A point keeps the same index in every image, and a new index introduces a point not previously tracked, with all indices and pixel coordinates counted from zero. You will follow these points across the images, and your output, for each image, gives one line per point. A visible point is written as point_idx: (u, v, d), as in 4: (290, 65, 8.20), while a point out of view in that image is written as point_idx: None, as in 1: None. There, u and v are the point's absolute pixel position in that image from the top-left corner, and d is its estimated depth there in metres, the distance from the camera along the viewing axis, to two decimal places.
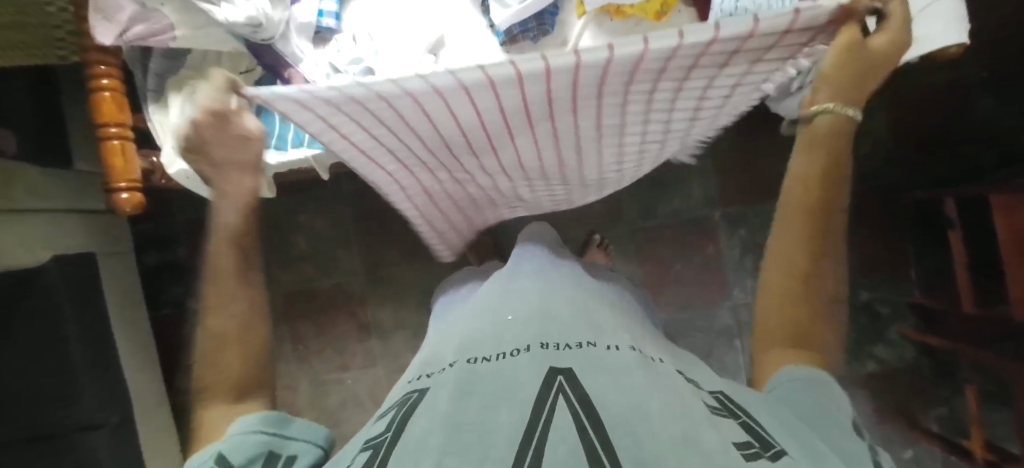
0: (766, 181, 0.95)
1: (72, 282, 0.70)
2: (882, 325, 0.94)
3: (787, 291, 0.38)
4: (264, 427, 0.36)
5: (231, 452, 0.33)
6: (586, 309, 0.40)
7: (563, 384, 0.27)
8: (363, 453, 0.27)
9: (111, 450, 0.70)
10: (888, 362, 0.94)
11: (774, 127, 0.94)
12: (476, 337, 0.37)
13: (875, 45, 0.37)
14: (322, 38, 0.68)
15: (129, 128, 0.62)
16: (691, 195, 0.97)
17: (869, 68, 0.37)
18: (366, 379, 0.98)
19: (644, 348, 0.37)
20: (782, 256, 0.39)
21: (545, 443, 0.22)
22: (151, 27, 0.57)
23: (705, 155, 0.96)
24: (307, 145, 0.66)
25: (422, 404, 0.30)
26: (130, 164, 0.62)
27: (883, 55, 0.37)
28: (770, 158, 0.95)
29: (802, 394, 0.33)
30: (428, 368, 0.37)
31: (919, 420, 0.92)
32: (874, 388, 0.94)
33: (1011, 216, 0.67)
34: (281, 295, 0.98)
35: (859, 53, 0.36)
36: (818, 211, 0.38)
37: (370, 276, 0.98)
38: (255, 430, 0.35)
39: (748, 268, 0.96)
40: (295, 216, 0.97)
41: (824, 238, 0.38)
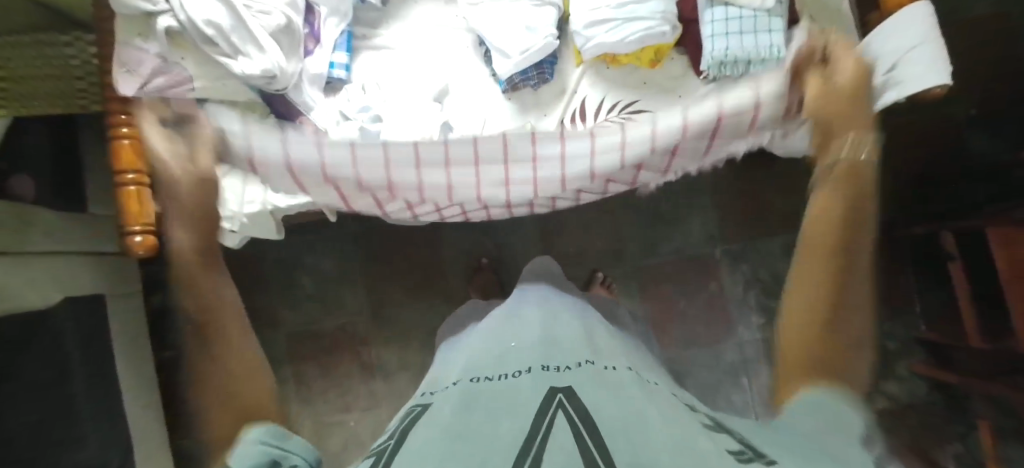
0: (764, 218, 0.97)
1: (80, 321, 0.73)
2: (890, 360, 0.93)
3: (806, 319, 0.36)
4: (265, 439, 0.35)
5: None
6: (587, 334, 0.41)
7: (563, 399, 0.27)
8: (368, 462, 0.28)
9: None
10: (900, 398, 0.92)
11: (769, 164, 0.97)
12: (479, 359, 0.37)
13: (842, 76, 0.45)
14: (333, 87, 0.71)
15: (145, 175, 0.59)
16: (691, 232, 0.98)
17: (838, 93, 0.44)
18: (369, 421, 0.97)
19: (642, 369, 0.38)
20: (807, 289, 0.37)
21: (543, 454, 0.23)
22: (171, 79, 0.60)
23: (704, 193, 0.98)
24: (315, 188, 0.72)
25: (425, 416, 0.30)
26: (146, 208, 0.59)
27: (854, 83, 0.45)
28: (767, 194, 0.97)
29: (815, 409, 0.34)
30: (430, 389, 0.37)
31: (937, 460, 0.89)
32: (888, 427, 0.92)
33: (1012, 247, 0.68)
34: (287, 336, 0.98)
35: (826, 85, 0.45)
36: (844, 230, 0.38)
37: (374, 316, 0.99)
38: (255, 441, 0.34)
39: (751, 303, 0.97)
40: (302, 257, 0.99)
41: (852, 254, 0.37)
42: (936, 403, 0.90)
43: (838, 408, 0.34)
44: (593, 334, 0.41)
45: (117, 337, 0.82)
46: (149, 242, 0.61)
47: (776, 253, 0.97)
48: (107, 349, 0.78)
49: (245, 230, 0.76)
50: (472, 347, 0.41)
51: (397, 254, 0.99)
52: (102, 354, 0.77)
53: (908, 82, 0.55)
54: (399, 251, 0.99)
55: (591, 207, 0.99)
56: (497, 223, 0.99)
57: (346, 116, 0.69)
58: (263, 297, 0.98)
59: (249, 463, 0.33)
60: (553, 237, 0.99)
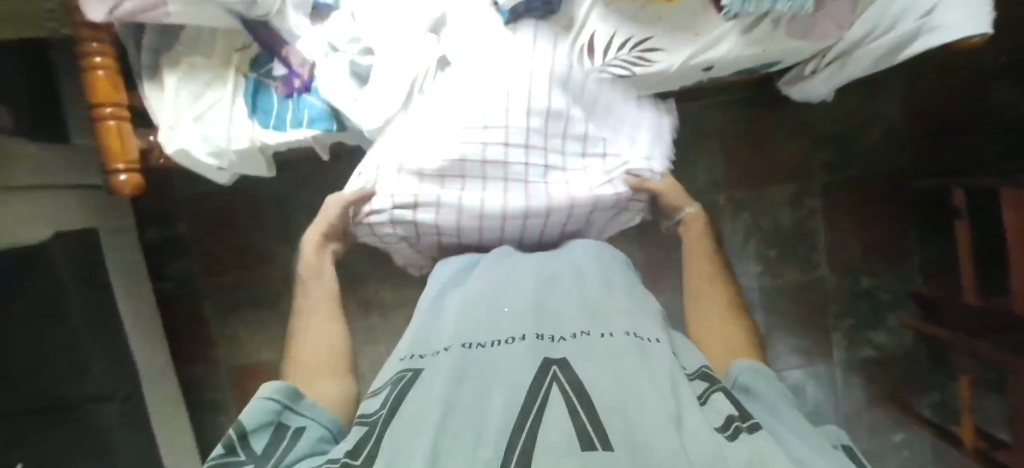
0: (773, 167, 0.95)
1: (75, 257, 0.72)
2: (881, 310, 0.94)
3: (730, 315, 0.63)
4: (277, 397, 0.42)
5: (248, 419, 0.40)
6: (584, 289, 0.36)
7: (557, 372, 0.26)
8: (362, 432, 0.28)
9: (120, 420, 0.73)
10: (886, 347, 0.94)
11: (782, 108, 0.93)
12: (467, 320, 0.33)
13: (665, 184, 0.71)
14: (319, 14, 0.67)
15: (125, 108, 0.63)
16: (696, 178, 0.95)
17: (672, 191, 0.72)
18: (368, 355, 1.00)
19: (637, 321, 0.34)
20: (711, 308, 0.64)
21: (536, 431, 0.22)
22: (142, 3, 0.55)
23: (713, 138, 0.94)
24: (307, 125, 0.68)
25: (416, 385, 0.28)
26: (127, 145, 0.64)
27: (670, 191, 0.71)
28: (777, 140, 0.94)
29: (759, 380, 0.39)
30: (418, 345, 0.34)
31: (912, 405, 0.92)
32: (870, 373, 0.94)
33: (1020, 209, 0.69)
34: (283, 273, 0.98)
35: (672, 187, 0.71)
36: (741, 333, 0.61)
37: (371, 255, 0.99)
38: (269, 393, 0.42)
39: (752, 251, 0.95)
40: (296, 194, 0.96)
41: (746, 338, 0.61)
42: (919, 353, 0.92)
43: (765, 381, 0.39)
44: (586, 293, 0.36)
45: (112, 273, 0.82)
46: (134, 181, 0.65)
47: (781, 202, 0.95)
48: (103, 284, 0.78)
49: (234, 167, 0.72)
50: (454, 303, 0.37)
51: None
52: (100, 289, 0.77)
53: (947, 28, 0.54)
54: None
55: None
56: None
57: (335, 47, 0.66)
58: (258, 234, 0.97)
59: (260, 412, 0.40)
60: None
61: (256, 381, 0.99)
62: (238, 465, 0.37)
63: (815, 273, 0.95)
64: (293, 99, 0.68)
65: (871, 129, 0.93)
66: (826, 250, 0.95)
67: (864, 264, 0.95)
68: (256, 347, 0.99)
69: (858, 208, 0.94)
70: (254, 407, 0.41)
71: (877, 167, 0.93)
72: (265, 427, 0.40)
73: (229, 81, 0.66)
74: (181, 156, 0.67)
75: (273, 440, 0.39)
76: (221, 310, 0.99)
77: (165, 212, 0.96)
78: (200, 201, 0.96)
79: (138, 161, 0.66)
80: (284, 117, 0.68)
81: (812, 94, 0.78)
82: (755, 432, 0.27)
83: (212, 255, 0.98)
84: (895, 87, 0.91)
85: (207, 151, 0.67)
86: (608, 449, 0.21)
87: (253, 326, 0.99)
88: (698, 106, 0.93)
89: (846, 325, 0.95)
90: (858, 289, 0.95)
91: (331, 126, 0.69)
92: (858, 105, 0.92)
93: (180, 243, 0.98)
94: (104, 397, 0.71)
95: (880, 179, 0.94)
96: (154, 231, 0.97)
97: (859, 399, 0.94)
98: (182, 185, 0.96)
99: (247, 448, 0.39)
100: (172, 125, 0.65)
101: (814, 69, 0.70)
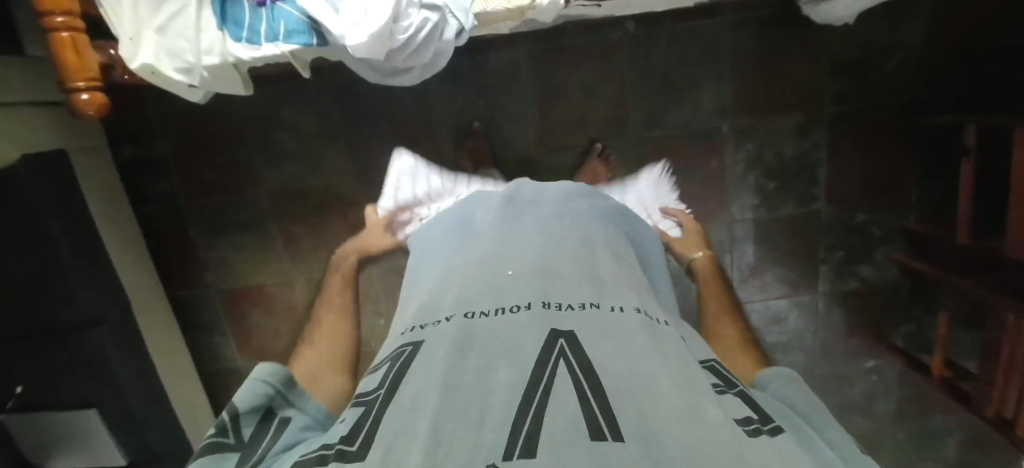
0: (784, 94, 0.89)
1: (46, 180, 0.70)
2: (872, 246, 0.95)
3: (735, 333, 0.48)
4: (269, 379, 0.35)
5: (237, 398, 0.33)
6: (593, 260, 0.37)
7: (564, 347, 0.27)
8: (359, 412, 0.28)
9: (116, 343, 0.76)
10: (869, 281, 0.96)
11: (799, 27, 0.86)
12: (471, 285, 0.34)
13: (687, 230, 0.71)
14: None
15: (78, 17, 0.56)
16: (702, 104, 0.90)
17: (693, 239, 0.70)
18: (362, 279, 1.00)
19: (648, 305, 0.34)
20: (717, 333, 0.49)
21: (544, 411, 0.23)
22: None
23: (726, 60, 0.88)
24: (283, 40, 0.61)
25: (417, 360, 0.29)
26: (86, 61, 0.57)
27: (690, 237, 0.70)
28: (792, 64, 0.88)
29: (794, 387, 0.35)
30: (418, 318, 0.34)
31: (888, 336, 0.97)
32: (851, 305, 0.98)
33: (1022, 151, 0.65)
34: (269, 196, 0.95)
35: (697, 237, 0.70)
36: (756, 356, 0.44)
37: (360, 177, 0.94)
38: (258, 376, 0.35)
39: (750, 183, 0.93)
40: (278, 111, 0.90)
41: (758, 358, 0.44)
42: (902, 286, 0.95)
43: (801, 387, 0.35)
44: (600, 258, 0.37)
45: (87, 196, 0.79)
46: (97, 100, 0.60)
47: (786, 132, 0.91)
48: (80, 210, 0.76)
49: (207, 85, 0.66)
50: (459, 272, 0.36)
51: (379, 110, 0.91)
52: (78, 217, 0.75)
53: None
54: (383, 107, 0.91)
55: (595, 68, 0.89)
56: (490, 80, 0.90)
57: None
58: (240, 153, 0.93)
59: (252, 395, 0.34)
60: (552, 102, 0.91)
61: (248, 301, 1.00)
62: (225, 453, 0.30)
63: (812, 207, 0.94)
64: (267, 8, 0.61)
65: (891, 57, 0.86)
66: (825, 184, 0.93)
67: (861, 200, 0.93)
68: (248, 270, 0.99)
69: (863, 150, 0.91)
70: (244, 390, 0.34)
71: (891, 97, 0.88)
72: (255, 413, 0.33)
73: None
74: (148, 73, 0.61)
75: (261, 427, 0.32)
76: (207, 232, 0.97)
77: (138, 129, 0.91)
78: (173, 119, 0.90)
79: (99, 77, 0.60)
80: (257, 29, 0.61)
81: (830, 18, 0.72)
82: (777, 436, 0.25)
83: (193, 176, 0.94)
84: (920, 7, 0.83)
85: (177, 67, 0.61)
86: (618, 441, 0.21)
87: (243, 248, 0.98)
88: (712, 23, 0.86)
89: (834, 260, 0.96)
90: (853, 224, 0.94)
91: (311, 40, 0.61)
92: (881, 27, 0.85)
93: (158, 163, 0.93)
94: (93, 323, 0.74)
95: (895, 113, 0.89)
96: (127, 150, 0.92)
97: (835, 328, 0.99)
98: (151, 100, 0.89)
99: (230, 434, 0.31)
100: (132, 37, 0.59)
101: None
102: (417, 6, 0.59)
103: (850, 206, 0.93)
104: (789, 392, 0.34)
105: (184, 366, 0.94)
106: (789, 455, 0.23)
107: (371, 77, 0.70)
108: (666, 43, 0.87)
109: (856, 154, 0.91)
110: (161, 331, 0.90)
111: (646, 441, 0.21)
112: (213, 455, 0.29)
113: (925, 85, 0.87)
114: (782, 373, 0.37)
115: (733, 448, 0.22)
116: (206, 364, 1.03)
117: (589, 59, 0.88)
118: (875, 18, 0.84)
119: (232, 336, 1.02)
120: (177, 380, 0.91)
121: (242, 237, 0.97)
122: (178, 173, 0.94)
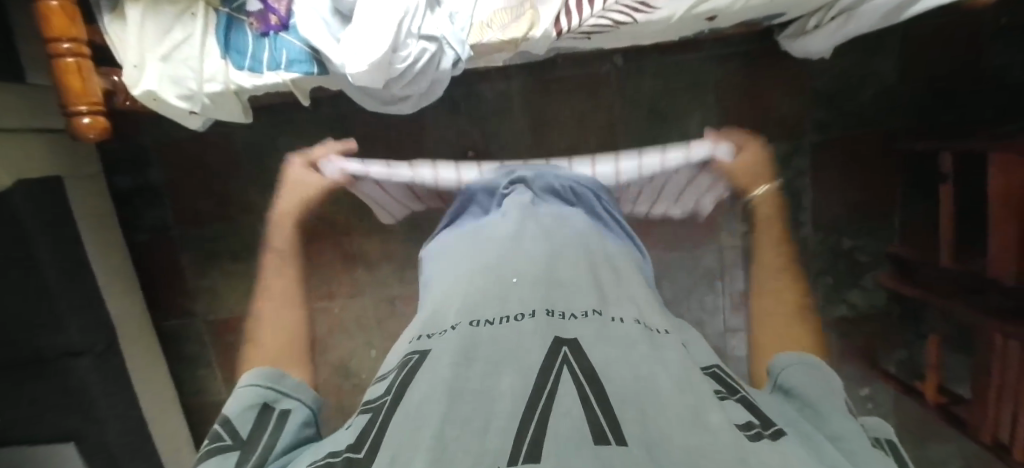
0: (768, 125, 0.93)
1: (39, 204, 0.69)
2: (860, 271, 0.96)
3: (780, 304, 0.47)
4: (261, 382, 0.36)
5: (229, 404, 0.34)
6: (594, 271, 0.37)
7: (568, 355, 0.27)
8: (363, 421, 0.28)
9: (99, 373, 0.74)
10: (860, 307, 0.97)
11: (778, 62, 0.90)
12: (476, 295, 0.34)
13: None
14: None
15: (84, 44, 0.57)
16: (689, 133, 0.93)
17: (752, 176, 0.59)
18: (354, 307, 0.99)
19: (649, 314, 0.34)
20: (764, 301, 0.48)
21: (547, 416, 0.23)
22: None
23: (710, 92, 0.91)
24: (285, 68, 0.63)
25: (423, 368, 0.29)
26: (90, 85, 0.59)
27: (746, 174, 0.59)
28: (774, 94, 0.92)
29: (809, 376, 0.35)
30: (424, 328, 0.34)
31: (880, 361, 0.97)
32: (843, 331, 0.98)
33: (1009, 171, 0.66)
34: (263, 224, 0.95)
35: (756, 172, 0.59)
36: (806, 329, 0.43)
37: (355, 204, 0.95)
38: (247, 384, 0.36)
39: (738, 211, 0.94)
40: (274, 140, 0.92)
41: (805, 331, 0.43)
42: (892, 311, 0.96)
43: (819, 377, 0.35)
44: (603, 271, 0.38)
45: (79, 221, 0.79)
46: (99, 124, 0.61)
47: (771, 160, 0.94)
48: (72, 235, 0.75)
49: (207, 112, 0.67)
50: (464, 282, 0.37)
51: (375, 139, 0.92)
52: (69, 242, 0.74)
53: None
54: (379, 136, 0.92)
55: (585, 99, 0.92)
56: (484, 111, 0.93)
57: None
58: (235, 180, 0.93)
59: (242, 395, 0.35)
60: (545, 131, 0.93)
61: (236, 330, 0.98)
62: (224, 452, 0.30)
63: (799, 233, 0.96)
64: (269, 38, 0.63)
65: (867, 87, 0.90)
66: (811, 211, 0.95)
67: (846, 226, 0.96)
68: (238, 298, 0.97)
69: (846, 177, 0.94)
70: (236, 398, 0.35)
71: (871, 126, 0.92)
72: (249, 411, 0.34)
73: (198, 14, 0.61)
74: (149, 99, 0.62)
75: (259, 422, 0.33)
76: (198, 260, 0.96)
77: (136, 157, 0.92)
78: (170, 147, 0.92)
79: (102, 102, 0.61)
80: (259, 58, 0.62)
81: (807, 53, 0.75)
82: (779, 440, 0.25)
83: (185, 204, 0.94)
84: (891, 42, 0.88)
85: (178, 94, 0.62)
86: (621, 444, 0.21)
87: (234, 277, 0.97)
88: (696, 57, 0.90)
89: (824, 285, 0.97)
90: (840, 250, 0.96)
91: (312, 69, 0.63)
92: (857, 60, 0.89)
93: (153, 191, 0.93)
94: (77, 352, 0.72)
95: (876, 139, 0.92)
96: (123, 178, 0.92)
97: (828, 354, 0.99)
98: (150, 130, 0.91)
99: (230, 433, 0.32)
100: (136, 64, 0.60)
101: (817, 23, 0.66)
102: (415, 37, 0.60)
103: (836, 232, 0.96)
104: (803, 384, 0.34)
105: (166, 397, 0.92)
106: (790, 457, 0.23)
107: (369, 105, 0.71)
108: (652, 75, 0.91)
109: (838, 180, 0.94)
110: (145, 361, 0.87)
111: (650, 447, 0.21)
112: (216, 456, 0.30)
113: (902, 115, 0.91)
114: (803, 359, 0.38)
115: (736, 454, 0.22)
116: (189, 396, 1.00)
117: (580, 91, 0.92)
118: (853, 51, 0.89)
119: (219, 367, 1.00)
120: (158, 411, 0.88)
121: (232, 265, 0.96)
122: (172, 201, 0.94)
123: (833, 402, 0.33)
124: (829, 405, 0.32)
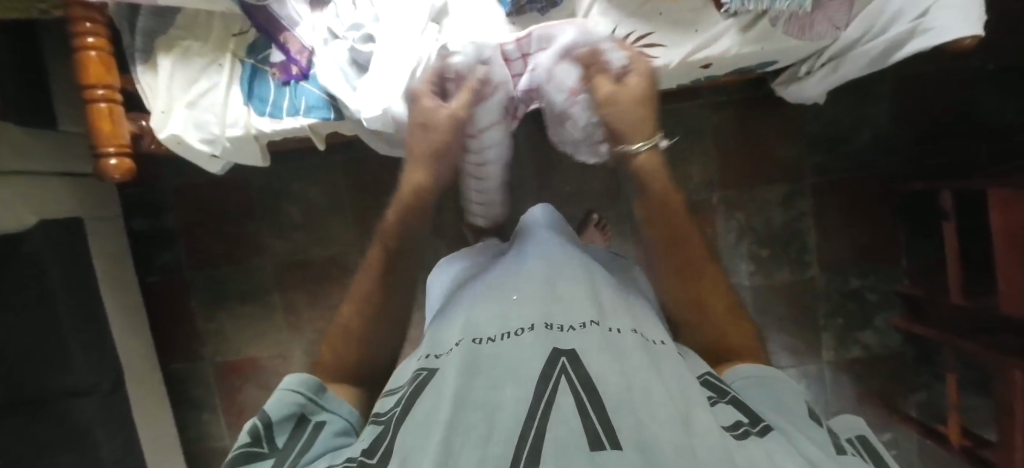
0: (767, 166, 0.95)
1: (59, 245, 0.71)
2: (870, 311, 0.95)
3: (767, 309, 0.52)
4: (301, 389, 0.40)
5: (271, 410, 0.38)
6: (593, 284, 0.38)
7: (566, 364, 0.27)
8: (376, 430, 0.29)
9: (101, 414, 0.73)
10: (873, 347, 0.96)
11: (775, 109, 0.94)
12: (478, 314, 0.34)
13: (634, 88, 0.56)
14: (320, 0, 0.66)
15: (117, 91, 0.61)
16: (690, 178, 0.95)
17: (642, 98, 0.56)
18: None
19: (644, 326, 0.35)
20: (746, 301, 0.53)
21: (547, 422, 0.23)
22: None
23: (708, 136, 0.95)
24: (303, 114, 0.66)
25: (431, 383, 0.29)
26: (119, 128, 0.62)
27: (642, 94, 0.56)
28: (770, 138, 0.95)
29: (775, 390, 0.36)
30: (432, 346, 0.35)
31: (900, 405, 0.95)
32: (858, 372, 0.96)
33: (1009, 210, 0.66)
34: (273, 265, 0.96)
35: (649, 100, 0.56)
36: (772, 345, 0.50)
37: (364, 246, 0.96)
38: (292, 387, 0.40)
39: (743, 252, 0.96)
40: (287, 185, 0.95)
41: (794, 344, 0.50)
42: (906, 352, 0.95)
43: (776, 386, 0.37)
44: (599, 286, 0.38)
45: (95, 260, 0.81)
46: (125, 165, 0.64)
47: (773, 202, 0.95)
48: (88, 276, 0.77)
49: (228, 155, 0.70)
50: (468, 302, 0.37)
51: (385, 185, 0.95)
52: (84, 283, 0.76)
53: (942, 30, 0.53)
54: (388, 182, 0.95)
55: None
56: None
57: (334, 34, 0.65)
58: (248, 224, 0.96)
59: (283, 402, 0.39)
60: (550, 176, 0.96)
61: (241, 373, 0.98)
62: (261, 459, 0.36)
63: (807, 274, 0.96)
64: (290, 86, 0.67)
65: (861, 131, 0.93)
66: (816, 252, 0.96)
67: (851, 265, 0.95)
68: (244, 340, 0.97)
69: (849, 217, 0.95)
70: (276, 398, 0.39)
71: (869, 169, 0.94)
72: (286, 421, 0.38)
73: (225, 64, 0.65)
74: (173, 142, 0.65)
75: (295, 434, 0.38)
76: (208, 302, 0.97)
77: (153, 201, 0.95)
78: (187, 191, 0.95)
79: (130, 144, 0.64)
80: (280, 104, 0.66)
81: (799, 98, 0.78)
82: (765, 436, 0.27)
83: (198, 247, 0.96)
84: (880, 86, 0.92)
85: (201, 137, 0.66)
86: (617, 449, 0.22)
87: (242, 319, 0.97)
88: (693, 104, 0.94)
89: (835, 326, 0.96)
90: (848, 289, 0.95)
91: (329, 115, 0.67)
92: (852, 107, 0.93)
93: (168, 233, 0.96)
94: (81, 392, 0.72)
95: (873, 181, 0.94)
96: (140, 221, 0.96)
97: (845, 397, 0.96)
98: (169, 175, 0.94)
99: (269, 440, 0.37)
100: (164, 110, 0.64)
101: (809, 69, 0.70)
102: None
103: (842, 273, 0.95)
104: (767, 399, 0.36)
105: (169, 440, 0.90)
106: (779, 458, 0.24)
107: (377, 146, 0.75)
108: None
109: (841, 221, 0.95)
110: (149, 404, 0.87)
111: (646, 451, 0.22)
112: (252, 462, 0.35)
113: (898, 158, 0.93)
114: (758, 371, 0.39)
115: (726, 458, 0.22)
116: (191, 441, 0.98)
117: None
118: (847, 95, 0.92)
119: (222, 411, 0.98)
120: (159, 455, 0.86)
121: (241, 307, 0.97)
122: (186, 243, 0.96)
123: (801, 417, 0.34)
124: (798, 424, 0.33)
